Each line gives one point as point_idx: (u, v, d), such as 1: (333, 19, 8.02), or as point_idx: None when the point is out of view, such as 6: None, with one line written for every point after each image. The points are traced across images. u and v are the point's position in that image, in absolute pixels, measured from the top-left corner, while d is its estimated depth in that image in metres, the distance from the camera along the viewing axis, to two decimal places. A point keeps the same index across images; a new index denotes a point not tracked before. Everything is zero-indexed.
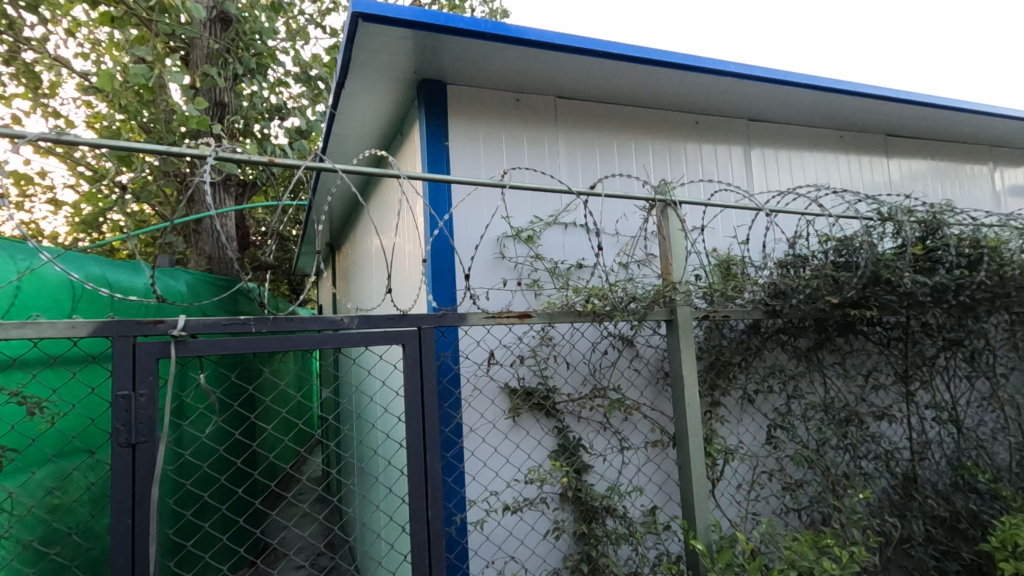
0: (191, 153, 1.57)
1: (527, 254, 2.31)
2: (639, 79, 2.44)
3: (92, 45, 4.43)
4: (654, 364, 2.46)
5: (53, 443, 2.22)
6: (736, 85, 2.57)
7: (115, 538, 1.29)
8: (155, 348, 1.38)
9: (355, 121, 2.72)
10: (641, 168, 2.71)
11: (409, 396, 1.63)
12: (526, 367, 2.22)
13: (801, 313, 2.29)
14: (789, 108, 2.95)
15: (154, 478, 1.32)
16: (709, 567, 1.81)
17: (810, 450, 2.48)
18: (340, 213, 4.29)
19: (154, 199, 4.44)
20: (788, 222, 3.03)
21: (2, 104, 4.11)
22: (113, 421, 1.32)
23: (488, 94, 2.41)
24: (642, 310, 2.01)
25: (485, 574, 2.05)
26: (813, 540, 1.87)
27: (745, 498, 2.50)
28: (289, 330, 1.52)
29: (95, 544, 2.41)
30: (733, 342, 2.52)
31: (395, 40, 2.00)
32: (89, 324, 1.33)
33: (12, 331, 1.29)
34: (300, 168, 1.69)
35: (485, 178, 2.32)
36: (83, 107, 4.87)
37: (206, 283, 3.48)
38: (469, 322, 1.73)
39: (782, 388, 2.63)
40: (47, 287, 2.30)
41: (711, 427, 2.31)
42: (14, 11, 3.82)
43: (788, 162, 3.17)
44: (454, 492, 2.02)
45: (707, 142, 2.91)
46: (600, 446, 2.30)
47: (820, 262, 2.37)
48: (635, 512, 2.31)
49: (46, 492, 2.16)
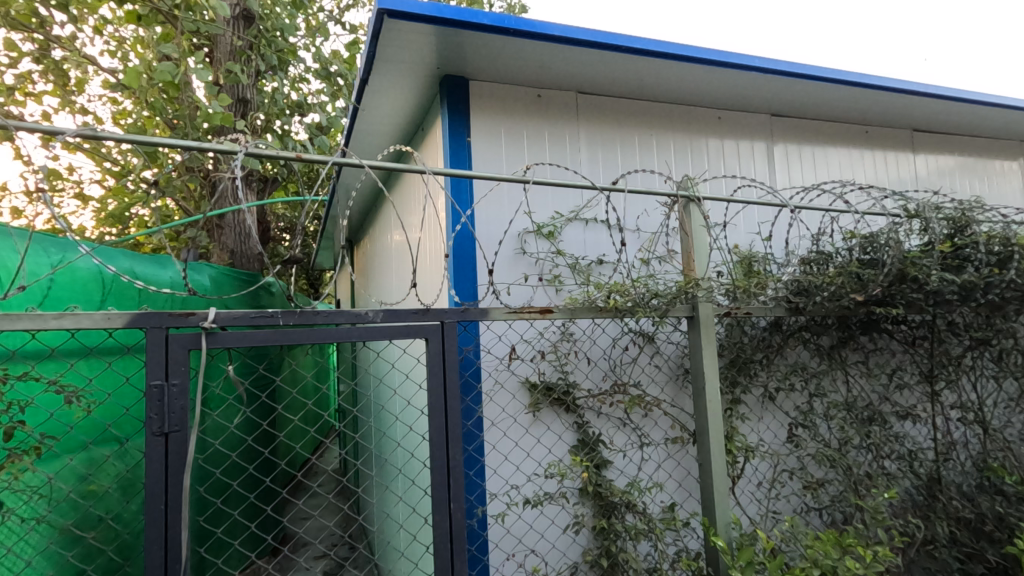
0: (221, 149, 1.59)
1: (549, 250, 2.32)
2: (662, 74, 2.43)
3: (118, 43, 4.51)
4: (674, 361, 2.46)
5: (89, 431, 2.32)
6: (760, 80, 2.54)
7: (150, 525, 1.33)
8: (187, 340, 1.41)
9: (377, 117, 2.74)
10: (663, 164, 2.69)
11: (433, 389, 1.65)
12: (547, 362, 2.24)
13: (825, 310, 2.26)
14: (814, 103, 2.91)
15: (186, 467, 1.35)
16: (730, 564, 1.80)
17: (832, 450, 2.46)
18: (361, 208, 4.34)
19: (178, 194, 4.52)
20: (812, 218, 2.99)
21: (33, 101, 4.21)
22: (147, 410, 1.36)
23: (510, 90, 2.41)
24: (663, 307, 2.01)
25: (506, 566, 2.07)
26: (836, 539, 1.84)
27: (766, 496, 2.49)
28: (317, 323, 1.54)
29: (126, 529, 2.48)
30: (754, 339, 2.50)
31: (420, 36, 2.01)
32: (124, 315, 1.36)
33: (51, 322, 1.31)
34: (327, 164, 1.71)
35: (507, 174, 2.32)
36: (110, 104, 4.97)
37: (230, 277, 3.54)
38: (491, 317, 1.74)
39: (804, 386, 2.62)
40: (79, 281, 2.37)
41: (731, 425, 2.29)
42: (44, 9, 3.91)
43: (812, 157, 3.13)
44: (476, 485, 2.02)
45: (730, 138, 2.89)
46: (620, 442, 2.31)
47: (845, 260, 2.34)
48: (654, 508, 2.31)
49: (81, 477, 2.24)
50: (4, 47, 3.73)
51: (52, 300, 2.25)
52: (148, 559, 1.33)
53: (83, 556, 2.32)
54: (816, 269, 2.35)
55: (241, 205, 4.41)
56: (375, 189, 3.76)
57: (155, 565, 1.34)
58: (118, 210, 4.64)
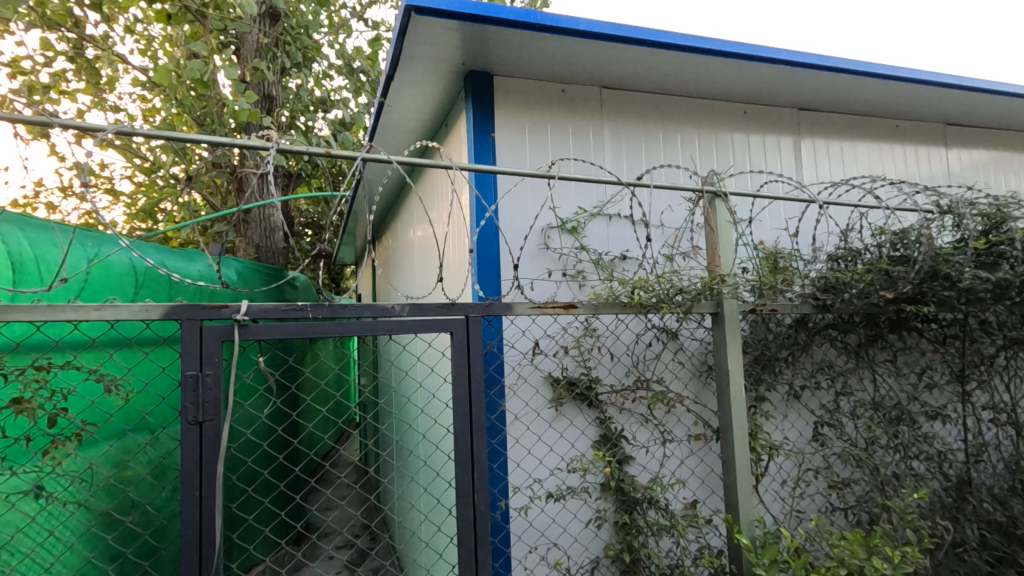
0: (254, 145, 1.62)
1: (572, 245, 2.33)
2: (687, 69, 2.40)
3: (148, 41, 4.61)
4: (698, 357, 2.45)
5: (127, 418, 2.43)
6: (787, 73, 2.50)
7: (185, 510, 1.37)
8: (221, 331, 1.45)
9: (402, 112, 2.76)
10: (687, 159, 2.67)
11: (457, 382, 1.67)
12: (570, 358, 2.24)
13: (853, 308, 2.22)
14: (843, 96, 2.85)
15: (220, 455, 1.39)
16: (754, 562, 1.78)
17: (858, 449, 2.42)
18: (387, 202, 4.40)
19: (206, 189, 4.62)
20: (840, 214, 2.95)
21: (67, 98, 4.34)
22: (182, 399, 1.40)
23: (534, 85, 2.41)
24: (687, 303, 1.99)
25: (528, 559, 2.09)
26: (863, 538, 1.81)
27: (790, 495, 2.46)
28: (345, 316, 1.57)
29: (161, 514, 2.56)
30: (780, 336, 2.47)
31: (446, 32, 2.02)
32: (160, 307, 1.39)
33: (92, 313, 1.35)
34: (356, 160, 1.72)
35: (530, 169, 2.33)
36: (139, 101, 5.09)
37: (255, 271, 3.61)
38: (515, 312, 1.75)
39: (830, 384, 2.59)
40: (115, 273, 2.45)
41: (755, 422, 2.27)
42: (79, 10, 4.02)
43: (841, 152, 3.07)
44: (499, 477, 2.06)
45: (756, 132, 2.85)
46: (643, 437, 2.31)
47: (874, 256, 2.29)
48: (676, 505, 2.31)
49: (119, 463, 2.33)
50: (41, 46, 3.84)
51: (91, 291, 2.33)
52: (184, 544, 1.36)
53: (120, 539, 2.40)
54: (844, 266, 2.32)
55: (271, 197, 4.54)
56: (400, 184, 3.82)
57: (191, 549, 1.38)
58: (148, 205, 4.75)
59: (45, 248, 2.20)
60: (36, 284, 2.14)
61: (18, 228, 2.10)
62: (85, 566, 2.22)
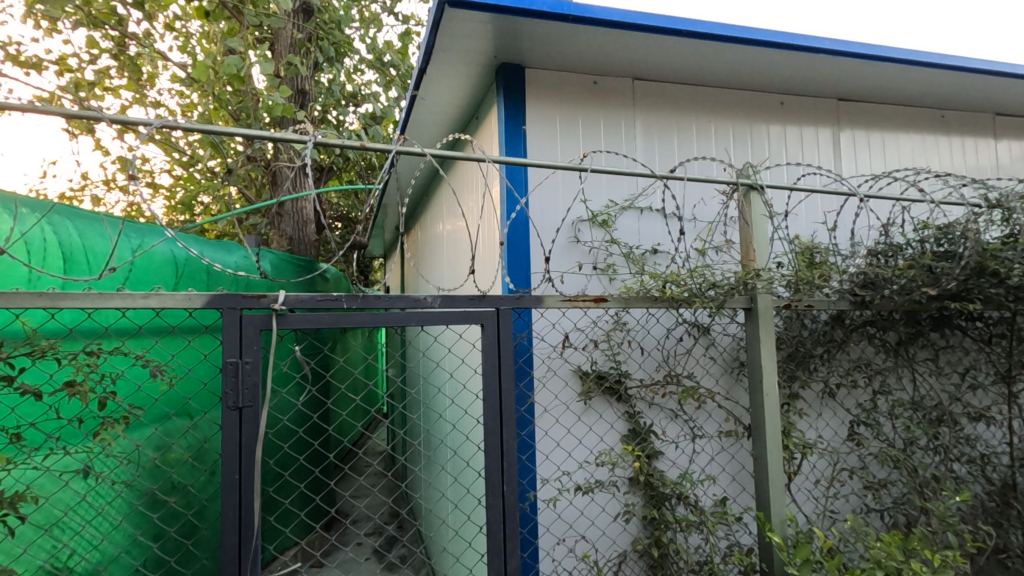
0: (292, 138, 1.64)
1: (603, 239, 2.31)
2: (723, 59, 2.36)
3: (187, 37, 4.72)
4: (729, 353, 2.41)
5: (172, 403, 2.54)
6: (827, 63, 2.44)
7: (225, 492, 1.41)
8: (259, 320, 1.48)
9: (433, 104, 2.78)
10: (722, 151, 2.62)
11: (487, 374, 1.68)
12: (599, 351, 2.23)
13: (893, 305, 2.16)
14: (886, 86, 2.75)
15: (258, 440, 1.43)
16: (785, 562, 1.75)
17: (896, 449, 2.36)
18: (419, 193, 4.45)
19: (241, 183, 4.74)
20: (881, 207, 2.86)
21: (111, 93, 4.48)
22: (223, 385, 1.44)
23: (567, 77, 2.40)
24: (720, 298, 1.97)
25: (556, 550, 2.10)
26: (901, 541, 1.76)
27: (824, 495, 2.40)
28: (379, 307, 1.59)
29: (202, 495, 2.66)
30: (815, 333, 2.42)
31: (479, 24, 2.02)
32: (203, 295, 1.43)
33: (139, 301, 1.39)
34: (391, 153, 1.73)
35: (562, 161, 2.32)
36: (178, 96, 5.24)
37: (289, 262, 3.69)
38: (546, 305, 1.75)
39: (867, 382, 2.52)
40: (158, 263, 2.55)
41: (788, 420, 2.23)
42: (123, 8, 4.15)
43: (882, 143, 2.97)
44: (528, 469, 2.08)
45: (793, 124, 2.78)
46: (672, 433, 2.29)
47: (916, 251, 2.21)
48: (706, 501, 2.29)
49: (163, 446, 2.44)
50: (86, 44, 3.99)
51: (136, 281, 2.43)
52: (224, 525, 1.41)
53: (164, 518, 2.50)
54: (884, 261, 2.24)
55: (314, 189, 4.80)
56: (433, 175, 3.86)
57: (230, 529, 1.42)
58: (186, 197, 4.90)
59: (94, 239, 2.29)
60: (86, 273, 2.24)
61: (68, 220, 2.19)
62: (132, 542, 2.33)
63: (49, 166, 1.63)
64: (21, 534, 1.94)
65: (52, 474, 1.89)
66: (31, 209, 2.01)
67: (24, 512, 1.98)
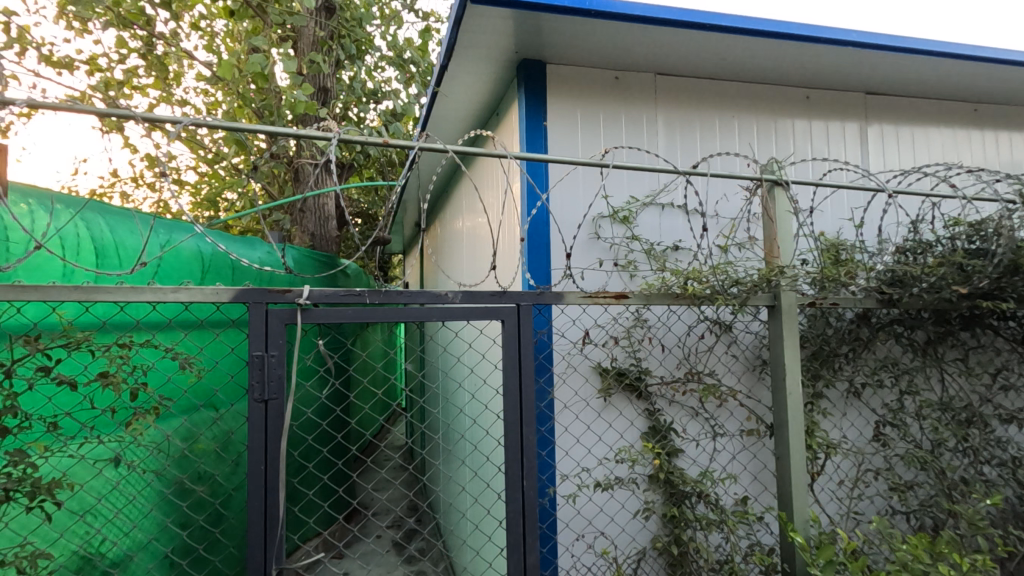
0: (316, 136, 1.66)
1: (624, 235, 2.31)
2: (747, 54, 2.32)
3: (212, 37, 4.80)
4: (752, 351, 2.39)
5: (201, 394, 2.60)
6: (855, 56, 2.39)
7: (252, 482, 1.44)
8: (284, 315, 1.51)
9: (455, 100, 2.79)
10: (745, 146, 2.59)
11: (508, 370, 1.69)
12: (619, 348, 2.23)
13: (922, 303, 2.12)
14: (916, 79, 2.69)
15: (284, 432, 1.46)
16: (808, 562, 1.72)
17: (923, 451, 2.31)
18: (441, 188, 4.47)
19: (265, 180, 4.81)
20: (910, 203, 2.80)
21: (139, 92, 4.58)
22: (250, 377, 1.46)
23: (588, 72, 2.38)
24: (743, 295, 1.95)
25: (575, 546, 2.10)
26: (930, 543, 1.73)
27: (848, 495, 2.36)
28: (401, 302, 1.60)
29: (228, 485, 2.72)
30: (840, 331, 2.38)
31: (501, 20, 2.02)
32: (230, 290, 1.46)
33: (169, 295, 1.42)
34: (413, 149, 1.74)
35: (583, 157, 2.31)
36: (203, 94, 5.33)
37: (311, 258, 3.74)
38: (566, 301, 1.75)
39: (894, 382, 2.46)
40: (185, 258, 2.61)
41: (812, 419, 2.19)
42: (150, 8, 4.23)
43: (911, 138, 2.90)
44: (548, 464, 2.08)
45: (819, 118, 2.73)
46: (693, 431, 2.28)
47: (947, 249, 2.16)
48: (727, 500, 2.27)
49: (191, 436, 2.50)
50: (116, 44, 4.08)
51: (164, 276, 2.50)
52: (250, 514, 1.44)
53: (192, 507, 2.57)
54: (913, 259, 2.19)
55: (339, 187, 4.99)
56: (454, 170, 3.87)
57: (256, 517, 1.45)
58: (211, 193, 5.01)
59: (125, 235, 2.34)
60: (117, 268, 2.30)
61: (100, 217, 2.25)
62: (161, 529, 2.40)
63: (81, 164, 1.68)
64: (58, 520, 2.01)
65: (86, 462, 1.95)
66: (65, 205, 2.07)
67: (60, 499, 2.04)
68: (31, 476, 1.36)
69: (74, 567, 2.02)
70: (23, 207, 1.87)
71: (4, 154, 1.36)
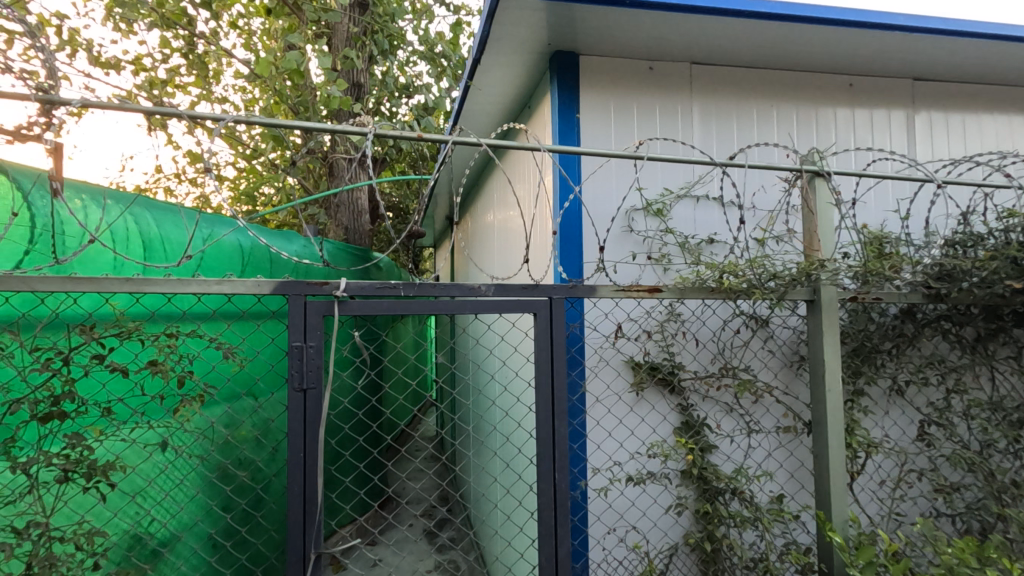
0: (352, 131, 1.68)
1: (658, 228, 2.28)
2: (787, 41, 2.26)
3: (249, 35, 4.91)
4: (789, 346, 2.33)
5: (243, 383, 2.70)
6: (902, 41, 2.29)
7: (291, 468, 1.49)
8: (322, 306, 1.54)
9: (487, 94, 2.80)
10: (784, 136, 2.52)
11: (540, 362, 1.69)
12: (652, 342, 2.21)
13: (972, 298, 2.03)
14: (969, 64, 2.56)
15: (322, 420, 1.50)
16: (847, 563, 1.67)
17: (971, 452, 2.23)
18: (474, 181, 4.48)
19: (300, 175, 4.92)
20: (960, 194, 2.68)
21: (181, 90, 4.72)
22: (289, 367, 1.51)
23: (622, 63, 2.35)
24: (780, 289, 1.90)
25: (607, 540, 2.10)
26: (977, 547, 1.66)
27: (890, 496, 2.30)
28: (434, 295, 1.62)
29: (268, 471, 2.81)
30: (883, 327, 2.30)
31: (534, 12, 2.02)
32: (271, 283, 1.50)
33: (213, 287, 1.47)
34: (446, 144, 1.74)
35: (616, 150, 2.29)
36: (241, 91, 5.47)
37: (346, 251, 3.81)
38: (599, 294, 1.74)
39: (940, 381, 2.37)
40: (227, 252, 2.69)
41: (852, 418, 2.13)
42: (192, 9, 4.35)
43: (962, 126, 2.78)
44: (579, 457, 2.08)
45: (863, 107, 2.63)
46: (728, 426, 2.24)
47: (1001, 242, 2.03)
48: (762, 497, 2.23)
49: (234, 423, 2.60)
50: (160, 44, 4.22)
51: (208, 268, 2.58)
52: (290, 499, 1.49)
53: (235, 492, 2.66)
54: (962, 252, 2.10)
55: (374, 180, 5.22)
56: (486, 162, 3.89)
57: (296, 503, 1.50)
58: (249, 188, 5.15)
59: (171, 229, 2.43)
60: (164, 261, 2.39)
61: (147, 212, 2.34)
62: (206, 511, 2.50)
63: (128, 162, 1.74)
64: (111, 500, 2.12)
65: (136, 446, 2.04)
66: (115, 201, 2.17)
67: (113, 481, 2.15)
68: (87, 458, 1.43)
69: (125, 546, 2.13)
70: (77, 203, 1.96)
71: (58, 153, 1.43)
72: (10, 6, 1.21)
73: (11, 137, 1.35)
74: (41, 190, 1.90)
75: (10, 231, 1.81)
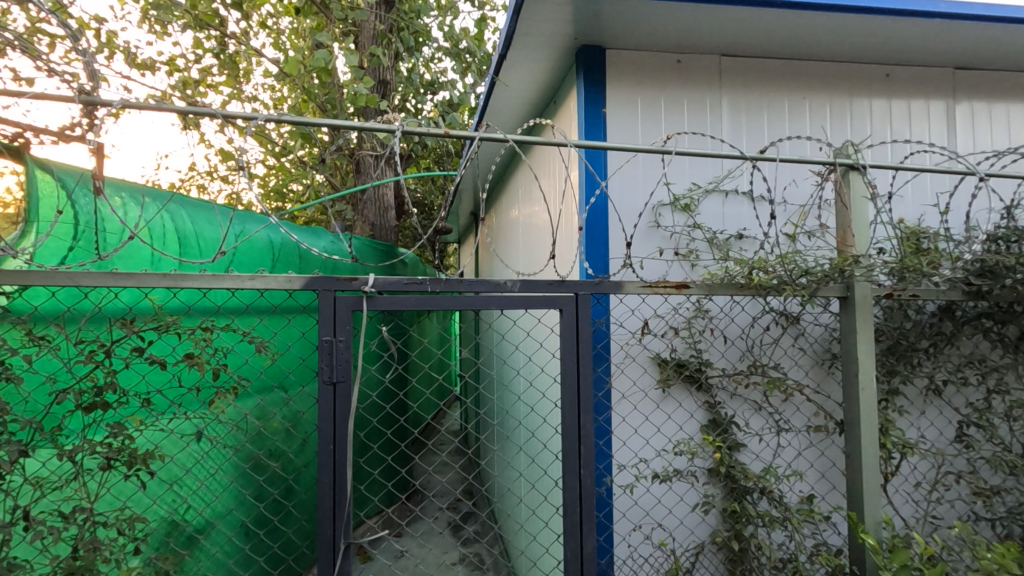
0: (380, 128, 1.69)
1: (685, 223, 2.25)
2: (821, 30, 2.20)
3: (278, 34, 4.99)
4: (821, 344, 2.28)
5: (275, 376, 2.77)
6: (943, 29, 2.21)
7: (321, 460, 1.52)
8: (351, 302, 1.57)
9: (513, 89, 2.79)
10: (817, 129, 2.46)
11: (565, 357, 1.69)
12: (680, 339, 2.19)
13: (1015, 295, 1.95)
14: (1015, 51, 2.46)
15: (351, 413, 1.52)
16: (880, 565, 1.63)
17: (1012, 454, 2.15)
18: (499, 176, 4.51)
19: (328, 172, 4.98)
20: (1003, 187, 2.58)
21: (213, 90, 4.82)
22: (319, 361, 1.53)
23: (649, 56, 2.32)
24: (812, 286, 1.86)
25: (633, 537, 2.09)
26: (1018, 552, 1.61)
27: (926, 499, 2.24)
28: (460, 291, 1.63)
29: (299, 462, 2.87)
30: (920, 325, 2.23)
31: (560, 7, 2.00)
32: (302, 278, 1.53)
33: (247, 283, 1.50)
34: (472, 141, 1.73)
35: (643, 144, 2.27)
36: (271, 89, 5.55)
37: (373, 247, 3.86)
38: (625, 290, 1.74)
39: (981, 381, 2.29)
40: (258, 247, 2.75)
41: (886, 418, 2.07)
42: (223, 10, 4.44)
43: (1005, 116, 2.67)
44: (605, 454, 2.07)
45: (900, 97, 2.55)
46: (756, 425, 2.21)
47: None
48: (792, 497, 2.19)
49: (266, 414, 2.67)
50: (193, 45, 4.32)
51: (240, 263, 2.65)
52: (321, 491, 1.52)
53: (267, 481, 2.73)
54: (1006, 248, 2.02)
55: (400, 177, 5.26)
56: (511, 158, 3.91)
57: (326, 494, 1.53)
58: (279, 185, 5.24)
59: (205, 226, 2.50)
60: (199, 257, 2.45)
61: (183, 209, 2.41)
62: (239, 500, 2.58)
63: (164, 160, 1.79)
64: (150, 488, 2.20)
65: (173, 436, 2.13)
66: (152, 199, 2.25)
67: (153, 469, 2.25)
68: (129, 446, 1.48)
69: (164, 531, 2.21)
70: (117, 201, 2.06)
71: (100, 153, 1.48)
72: (55, 12, 1.26)
73: (56, 137, 1.41)
74: (84, 189, 1.97)
75: (56, 228, 1.89)
